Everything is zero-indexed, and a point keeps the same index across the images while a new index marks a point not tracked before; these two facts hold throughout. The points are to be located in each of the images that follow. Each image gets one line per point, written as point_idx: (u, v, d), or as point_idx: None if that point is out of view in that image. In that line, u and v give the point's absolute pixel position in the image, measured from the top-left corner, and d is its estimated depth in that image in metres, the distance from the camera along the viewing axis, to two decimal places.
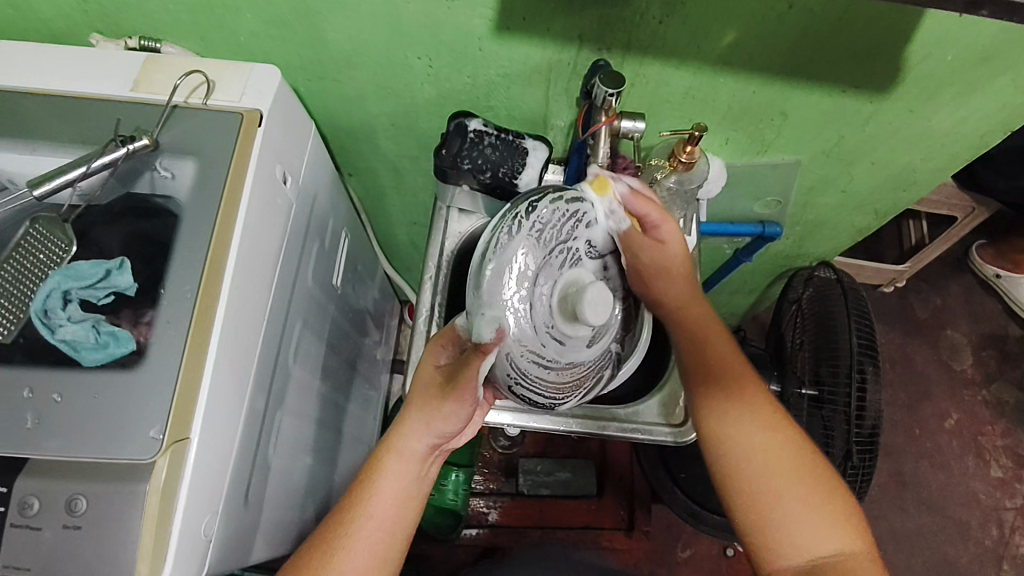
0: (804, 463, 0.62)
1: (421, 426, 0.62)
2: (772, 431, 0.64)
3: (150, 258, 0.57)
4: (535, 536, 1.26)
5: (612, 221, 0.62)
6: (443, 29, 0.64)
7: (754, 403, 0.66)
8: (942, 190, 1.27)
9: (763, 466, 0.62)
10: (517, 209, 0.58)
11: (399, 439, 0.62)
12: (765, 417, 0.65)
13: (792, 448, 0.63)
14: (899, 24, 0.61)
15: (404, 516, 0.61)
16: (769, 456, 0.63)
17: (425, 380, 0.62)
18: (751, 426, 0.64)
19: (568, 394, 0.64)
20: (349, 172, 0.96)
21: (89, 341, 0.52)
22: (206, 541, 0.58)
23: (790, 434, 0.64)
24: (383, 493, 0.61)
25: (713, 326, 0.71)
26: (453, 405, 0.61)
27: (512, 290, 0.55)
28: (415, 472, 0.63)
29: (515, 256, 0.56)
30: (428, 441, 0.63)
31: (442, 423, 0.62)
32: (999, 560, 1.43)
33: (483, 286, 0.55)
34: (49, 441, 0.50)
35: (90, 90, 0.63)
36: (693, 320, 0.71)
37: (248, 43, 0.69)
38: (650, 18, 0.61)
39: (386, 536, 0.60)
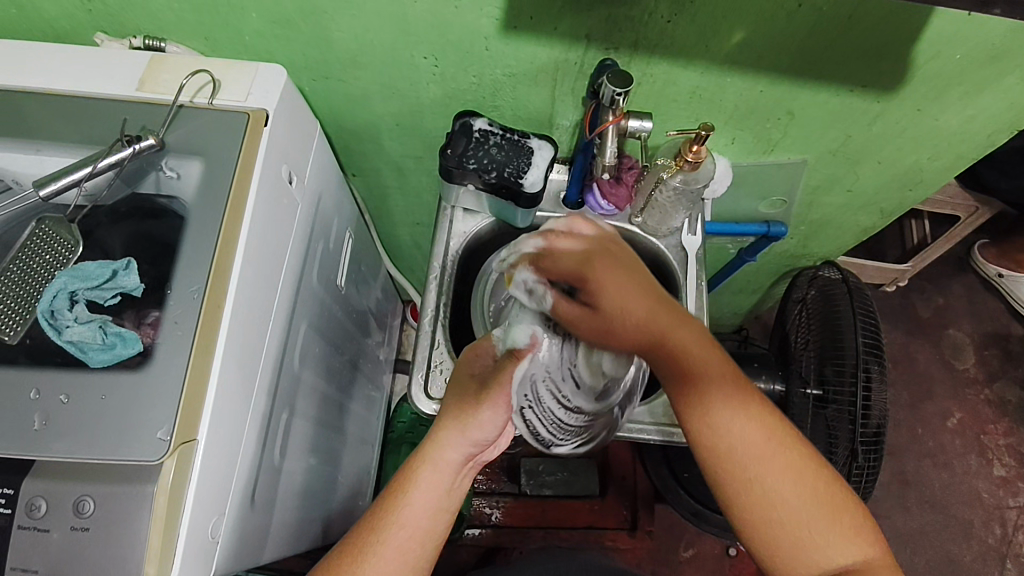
0: (807, 486, 0.57)
1: (456, 434, 0.61)
2: (769, 460, 0.57)
3: (155, 258, 0.57)
4: (539, 537, 1.26)
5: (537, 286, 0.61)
6: (450, 28, 0.64)
7: (747, 434, 0.57)
8: (946, 189, 1.27)
9: (765, 500, 0.56)
10: None
11: (434, 449, 0.61)
12: (765, 440, 0.57)
13: (793, 471, 0.57)
14: (908, 23, 0.60)
15: (434, 527, 0.60)
16: (775, 482, 0.56)
17: (461, 384, 0.63)
18: (746, 460, 0.57)
19: (566, 440, 0.67)
20: (353, 172, 0.95)
21: (96, 342, 0.52)
22: (213, 542, 0.57)
23: (791, 455, 0.57)
24: (415, 505, 0.60)
25: (701, 350, 0.57)
26: (490, 410, 0.60)
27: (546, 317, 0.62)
28: (447, 483, 0.61)
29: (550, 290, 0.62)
30: (465, 452, 0.61)
31: (479, 430, 0.60)
32: (1002, 558, 1.43)
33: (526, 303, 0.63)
34: (57, 442, 0.50)
35: (94, 90, 0.63)
36: (679, 353, 0.57)
37: (253, 43, 0.69)
38: (658, 17, 0.61)
39: (416, 546, 0.59)
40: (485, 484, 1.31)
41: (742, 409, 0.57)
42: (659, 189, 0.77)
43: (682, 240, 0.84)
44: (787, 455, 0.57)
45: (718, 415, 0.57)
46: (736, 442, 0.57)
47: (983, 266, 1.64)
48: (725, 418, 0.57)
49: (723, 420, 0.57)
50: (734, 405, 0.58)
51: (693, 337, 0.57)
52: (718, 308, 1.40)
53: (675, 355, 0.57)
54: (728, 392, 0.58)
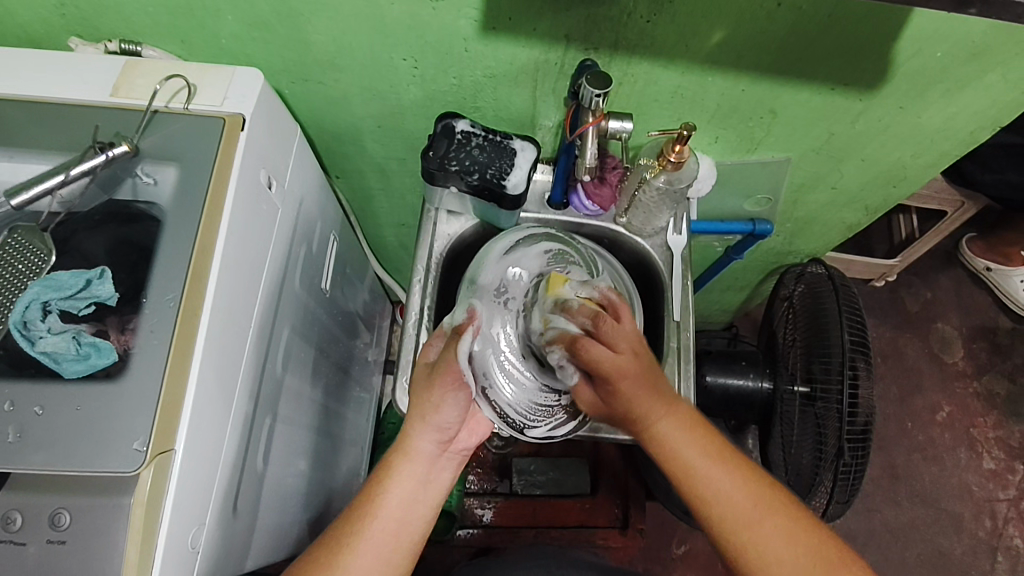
0: (801, 550, 0.58)
1: (420, 424, 0.64)
2: (763, 527, 0.59)
3: (132, 266, 0.56)
4: (530, 536, 1.26)
5: (499, 262, 0.73)
6: (428, 30, 0.64)
7: (735, 504, 0.60)
8: (932, 185, 1.28)
9: (757, 560, 0.58)
10: (502, 245, 0.75)
11: (406, 442, 0.64)
12: (747, 507, 0.59)
13: (783, 539, 0.58)
14: (887, 23, 0.60)
15: (412, 518, 0.61)
16: (759, 548, 0.58)
17: (418, 375, 0.66)
18: (738, 526, 0.59)
19: (540, 420, 0.70)
20: (336, 173, 0.95)
21: (70, 352, 0.51)
22: (193, 552, 0.57)
23: (784, 520, 0.59)
24: (391, 496, 0.61)
25: (677, 432, 0.62)
26: (441, 390, 0.64)
27: (494, 300, 0.70)
28: (423, 474, 0.63)
29: (498, 278, 0.72)
30: (433, 440, 0.64)
31: (438, 415, 0.64)
32: (992, 550, 1.44)
33: (477, 287, 0.72)
34: (32, 454, 0.49)
35: (67, 95, 0.62)
36: (659, 436, 0.62)
37: (230, 46, 0.68)
38: (637, 17, 0.61)
39: (392, 537, 0.60)
40: (477, 484, 1.31)
41: (730, 478, 0.60)
42: (643, 189, 0.77)
43: (667, 240, 0.84)
44: (777, 518, 0.59)
45: (705, 490, 0.61)
46: (723, 517, 0.60)
47: (972, 259, 1.65)
48: (711, 491, 0.60)
49: (711, 495, 0.60)
50: (723, 477, 0.61)
51: (678, 419, 0.62)
52: (707, 307, 1.40)
53: (660, 441, 0.62)
54: (718, 467, 0.61)
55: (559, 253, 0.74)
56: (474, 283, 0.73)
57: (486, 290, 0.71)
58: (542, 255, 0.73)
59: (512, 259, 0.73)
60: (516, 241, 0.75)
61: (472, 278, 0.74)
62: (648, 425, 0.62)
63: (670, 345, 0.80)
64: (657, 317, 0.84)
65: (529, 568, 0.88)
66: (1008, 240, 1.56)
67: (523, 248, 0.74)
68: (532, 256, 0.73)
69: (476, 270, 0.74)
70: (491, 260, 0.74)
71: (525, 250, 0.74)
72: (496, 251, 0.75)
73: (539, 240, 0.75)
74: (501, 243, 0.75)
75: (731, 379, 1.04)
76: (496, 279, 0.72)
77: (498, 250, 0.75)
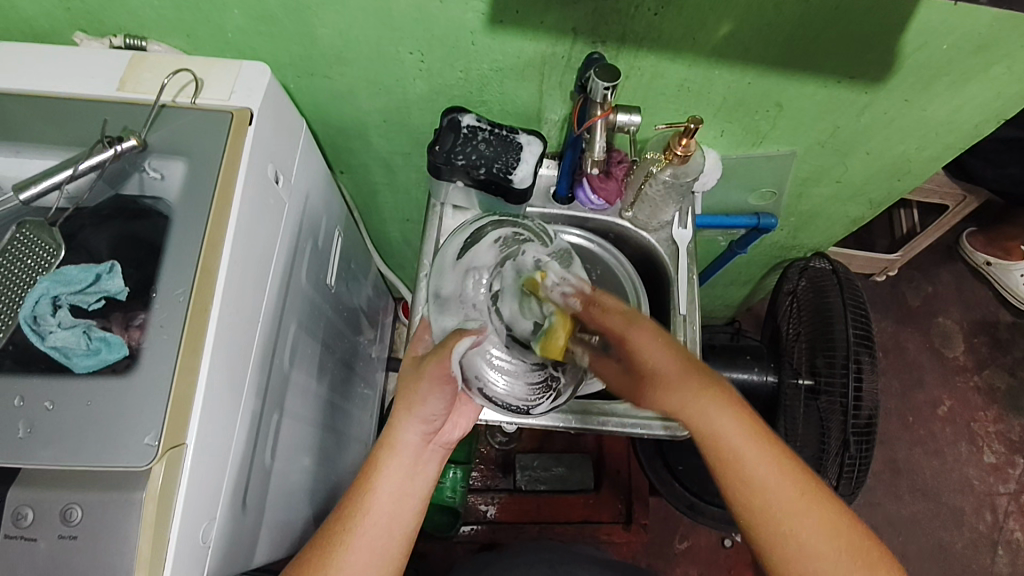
0: (840, 545, 0.56)
1: (405, 416, 0.63)
2: (806, 518, 0.57)
3: (140, 261, 0.55)
4: (534, 531, 1.26)
5: (458, 271, 0.65)
6: (435, 24, 0.64)
7: (778, 492, 0.58)
8: (934, 180, 1.29)
9: (797, 551, 0.57)
10: (457, 237, 0.70)
11: (390, 435, 0.63)
12: (791, 499, 0.57)
13: (825, 531, 0.56)
14: (894, 15, 0.61)
15: (404, 509, 0.61)
16: (802, 542, 0.57)
17: (404, 372, 0.66)
18: (780, 516, 0.57)
19: (542, 397, 0.68)
20: (341, 169, 0.95)
21: (80, 347, 0.51)
22: (204, 546, 0.57)
23: (825, 512, 0.57)
24: (379, 490, 0.61)
25: (723, 418, 0.59)
26: (427, 386, 0.63)
27: (462, 308, 0.64)
28: (410, 464, 0.63)
29: (459, 284, 0.65)
30: (418, 431, 0.63)
31: (423, 407, 0.63)
32: (993, 544, 1.45)
33: (443, 304, 0.65)
34: (41, 449, 0.49)
35: (72, 89, 0.61)
36: (703, 424, 0.60)
37: (236, 40, 0.68)
38: (645, 10, 0.61)
39: (385, 531, 0.60)
40: (480, 481, 1.31)
41: (777, 468, 0.58)
42: (649, 182, 0.77)
43: (672, 234, 0.84)
44: (823, 510, 0.57)
45: (751, 476, 0.58)
46: (766, 505, 0.58)
47: (971, 254, 1.66)
48: (754, 480, 0.58)
49: (754, 482, 0.58)
50: (768, 466, 0.58)
51: (720, 401, 0.60)
52: (711, 302, 1.40)
53: (703, 422, 0.60)
54: (766, 452, 0.59)
55: (512, 237, 0.66)
56: (438, 298, 0.66)
57: (451, 301, 0.65)
58: (494, 246, 0.65)
59: (467, 261, 0.65)
60: (465, 239, 0.68)
61: (434, 294, 0.66)
62: (692, 407, 0.60)
63: (678, 339, 0.80)
64: (664, 311, 0.85)
65: (532, 562, 0.88)
66: (1009, 235, 1.56)
67: (471, 246, 0.66)
68: (483, 250, 0.65)
69: (436, 282, 0.67)
70: (447, 268, 0.67)
71: (477, 244, 0.66)
72: (450, 257, 0.68)
73: (485, 232, 0.68)
74: (448, 250, 0.69)
75: (737, 372, 1.01)
76: (457, 289, 0.65)
77: (452, 254, 0.68)
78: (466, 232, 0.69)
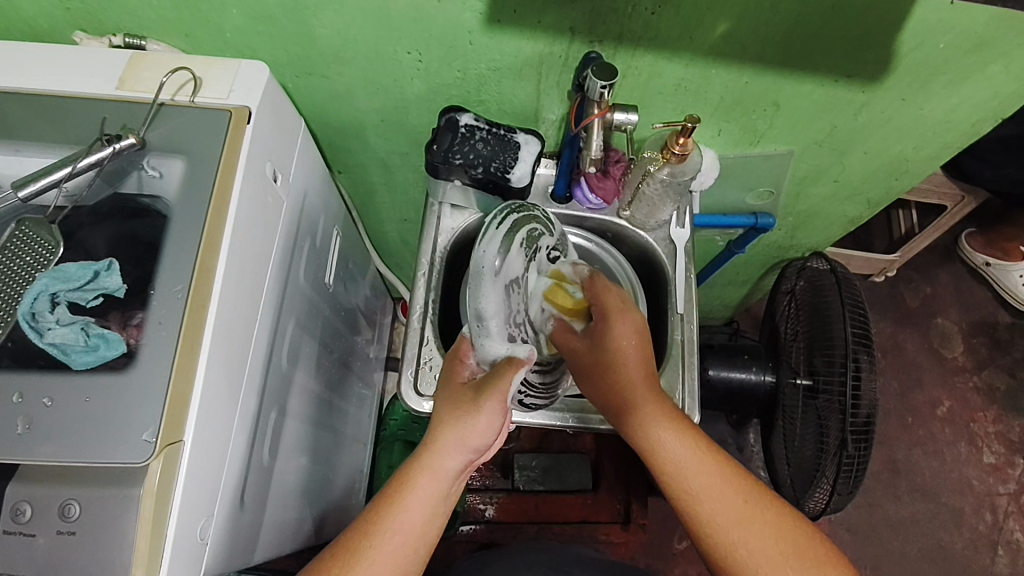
0: (789, 550, 0.56)
1: (455, 442, 0.60)
2: (750, 526, 0.57)
3: (139, 259, 0.56)
4: (531, 531, 1.26)
5: (498, 286, 0.64)
6: (433, 23, 0.64)
7: (720, 502, 0.58)
8: (932, 180, 1.29)
9: (743, 561, 0.56)
10: (487, 235, 0.65)
11: (433, 458, 0.60)
12: (732, 508, 0.57)
13: (771, 539, 0.56)
14: (890, 14, 0.61)
15: (429, 531, 0.59)
16: (748, 552, 0.56)
17: (456, 401, 0.62)
18: (725, 526, 0.57)
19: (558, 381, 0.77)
20: (340, 169, 0.95)
21: (78, 344, 0.51)
22: (202, 543, 0.57)
23: (770, 518, 0.57)
24: (411, 511, 0.58)
25: (660, 430, 0.62)
26: (488, 417, 0.60)
27: (511, 325, 0.65)
28: (444, 488, 0.60)
29: (504, 303, 0.64)
30: (464, 458, 0.61)
31: (476, 435, 0.60)
32: (993, 545, 1.45)
33: (490, 326, 0.63)
34: (39, 445, 0.49)
35: (71, 88, 0.62)
36: (641, 434, 0.63)
37: (235, 39, 0.68)
38: (642, 9, 0.61)
39: (411, 553, 0.58)
40: (478, 481, 1.31)
41: (716, 476, 0.59)
42: (647, 181, 0.77)
43: (670, 233, 0.85)
44: (767, 516, 0.57)
45: (690, 486, 0.59)
46: (708, 515, 0.58)
47: (970, 254, 1.66)
48: (694, 489, 0.59)
49: (695, 492, 0.59)
50: (708, 475, 0.59)
51: (661, 411, 0.63)
52: (709, 302, 1.41)
53: (643, 433, 0.63)
54: (704, 460, 0.60)
55: (529, 237, 0.68)
56: (479, 316, 0.63)
57: (499, 324, 0.63)
58: (522, 250, 0.67)
59: (505, 271, 0.64)
60: (497, 244, 0.64)
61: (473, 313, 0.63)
62: (634, 414, 0.64)
63: (675, 338, 0.80)
64: (661, 310, 0.85)
65: (532, 562, 0.88)
66: (1008, 235, 1.56)
67: (506, 253, 0.64)
68: (516, 258, 0.66)
69: (474, 299, 0.63)
70: (485, 282, 0.63)
71: (510, 251, 0.65)
72: (488, 262, 0.63)
73: (513, 231, 0.66)
74: (481, 258, 0.63)
75: (734, 372, 1.03)
76: (501, 305, 0.64)
77: (490, 257, 0.63)
78: (496, 228, 0.66)
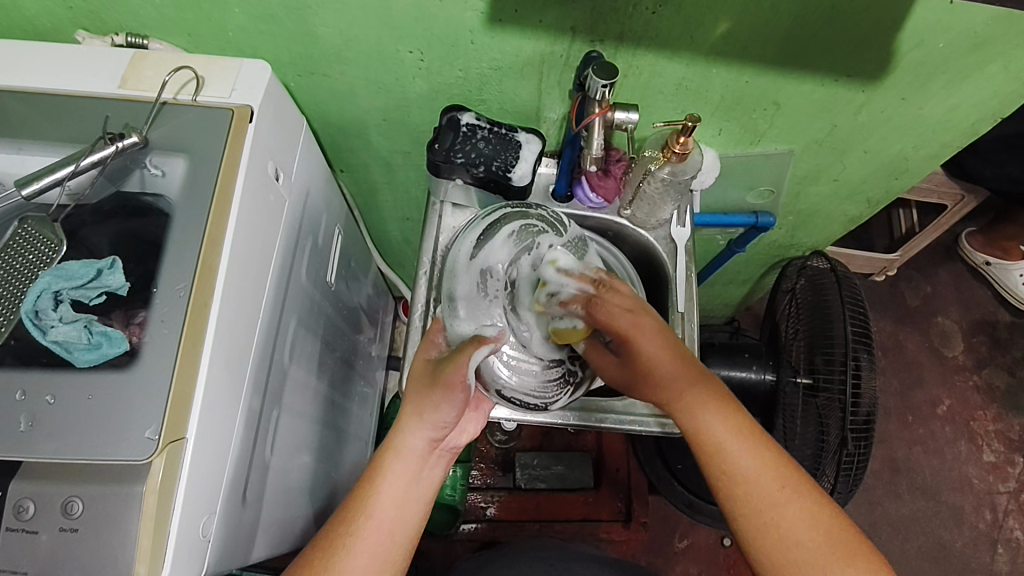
0: (823, 535, 0.56)
1: (415, 421, 0.63)
2: (787, 508, 0.57)
3: (143, 257, 0.56)
4: (533, 529, 1.26)
5: (471, 270, 0.71)
6: (435, 22, 0.64)
7: (760, 482, 0.58)
8: (933, 179, 1.29)
9: (776, 541, 0.57)
10: (471, 231, 0.74)
11: (397, 438, 0.62)
12: (771, 489, 0.58)
13: (807, 522, 0.57)
14: (890, 14, 0.61)
15: (407, 515, 0.61)
16: (782, 533, 0.57)
17: (417, 377, 0.65)
18: (762, 506, 0.58)
19: (557, 394, 0.72)
20: (341, 168, 0.95)
21: (81, 341, 0.51)
22: (204, 541, 0.57)
23: (808, 501, 0.57)
24: (383, 496, 0.60)
25: (705, 409, 0.61)
26: (442, 395, 0.62)
27: (479, 305, 0.69)
28: (414, 470, 0.62)
29: (475, 285, 0.70)
30: (426, 436, 0.63)
31: (434, 412, 0.63)
32: (993, 543, 1.45)
33: (459, 304, 0.69)
34: (44, 443, 0.50)
35: (74, 87, 0.62)
36: (685, 413, 0.62)
37: (237, 39, 0.68)
38: (643, 9, 0.61)
39: (387, 538, 0.59)
40: (479, 479, 1.31)
41: (757, 457, 0.59)
42: (648, 180, 0.78)
43: (671, 232, 0.85)
44: (804, 500, 0.58)
45: (732, 465, 0.59)
46: (746, 492, 0.58)
47: (971, 254, 1.66)
48: (738, 468, 0.59)
49: (737, 472, 0.59)
50: (751, 456, 0.59)
51: (703, 391, 0.61)
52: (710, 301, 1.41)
53: (689, 414, 0.61)
54: (747, 443, 0.59)
55: (524, 229, 0.71)
56: (452, 296, 0.70)
57: (467, 301, 0.69)
58: (510, 241, 0.71)
59: (482, 258, 0.71)
60: (476, 236, 0.73)
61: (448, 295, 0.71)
62: (676, 399, 0.62)
63: (676, 337, 0.80)
64: (661, 308, 0.85)
65: (533, 560, 0.88)
66: (1009, 235, 1.57)
67: (485, 243, 0.71)
68: (498, 248, 0.71)
69: (450, 283, 0.72)
70: (460, 269, 0.72)
71: (489, 242, 0.71)
72: (470, 253, 0.72)
73: (499, 225, 0.72)
74: (461, 249, 0.73)
75: (734, 370, 1.02)
76: (472, 286, 0.70)
77: (472, 248, 0.72)
78: (480, 223, 0.74)
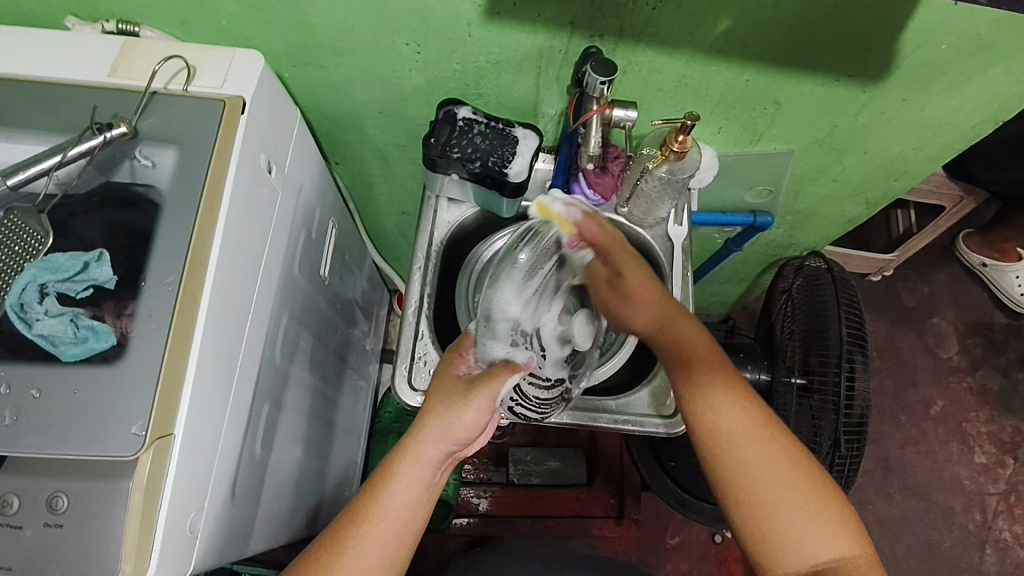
0: (793, 472, 0.59)
1: (438, 434, 0.59)
2: (762, 445, 0.60)
3: (130, 250, 0.55)
4: (525, 525, 1.27)
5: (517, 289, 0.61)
6: (432, 15, 0.63)
7: (736, 417, 0.61)
8: (932, 180, 1.29)
9: (748, 473, 0.59)
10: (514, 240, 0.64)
11: (414, 446, 0.60)
12: (746, 426, 0.61)
13: (778, 459, 0.59)
14: (894, 13, 0.60)
15: (415, 517, 0.60)
16: (754, 466, 0.59)
17: (448, 387, 0.61)
18: (737, 440, 0.60)
19: (553, 408, 0.71)
20: (336, 160, 0.94)
21: (67, 335, 0.50)
22: (191, 537, 0.57)
23: (780, 442, 0.60)
24: (393, 499, 0.59)
25: (690, 341, 0.66)
26: (474, 412, 0.59)
27: (516, 329, 0.61)
28: (428, 478, 0.60)
29: (516, 300, 0.61)
30: (445, 449, 0.60)
31: (460, 428, 0.59)
32: (982, 543, 1.46)
33: (497, 325, 0.61)
34: (28, 437, 0.49)
35: (63, 75, 0.61)
36: (675, 340, 0.67)
37: (231, 28, 0.67)
38: (643, 5, 0.60)
39: (393, 540, 0.58)
40: (473, 474, 1.31)
41: (735, 395, 0.62)
42: (645, 178, 0.77)
43: (668, 231, 0.84)
44: (777, 442, 0.60)
45: (710, 397, 0.62)
46: (723, 427, 0.61)
47: (967, 255, 1.66)
48: (716, 405, 0.62)
49: (716, 405, 0.62)
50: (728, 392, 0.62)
51: (687, 323, 0.67)
52: (705, 300, 1.41)
53: (676, 339, 0.66)
54: (728, 381, 0.63)
55: None
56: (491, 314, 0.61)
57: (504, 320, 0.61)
58: None
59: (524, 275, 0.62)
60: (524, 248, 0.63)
61: (486, 316, 0.61)
62: (665, 329, 0.67)
63: None
64: None
65: (526, 557, 0.88)
66: (1006, 237, 1.56)
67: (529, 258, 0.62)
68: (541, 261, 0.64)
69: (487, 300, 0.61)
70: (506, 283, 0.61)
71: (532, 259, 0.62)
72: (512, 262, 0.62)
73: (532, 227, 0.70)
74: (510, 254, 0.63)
75: None
76: (514, 306, 0.61)
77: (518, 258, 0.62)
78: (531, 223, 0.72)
